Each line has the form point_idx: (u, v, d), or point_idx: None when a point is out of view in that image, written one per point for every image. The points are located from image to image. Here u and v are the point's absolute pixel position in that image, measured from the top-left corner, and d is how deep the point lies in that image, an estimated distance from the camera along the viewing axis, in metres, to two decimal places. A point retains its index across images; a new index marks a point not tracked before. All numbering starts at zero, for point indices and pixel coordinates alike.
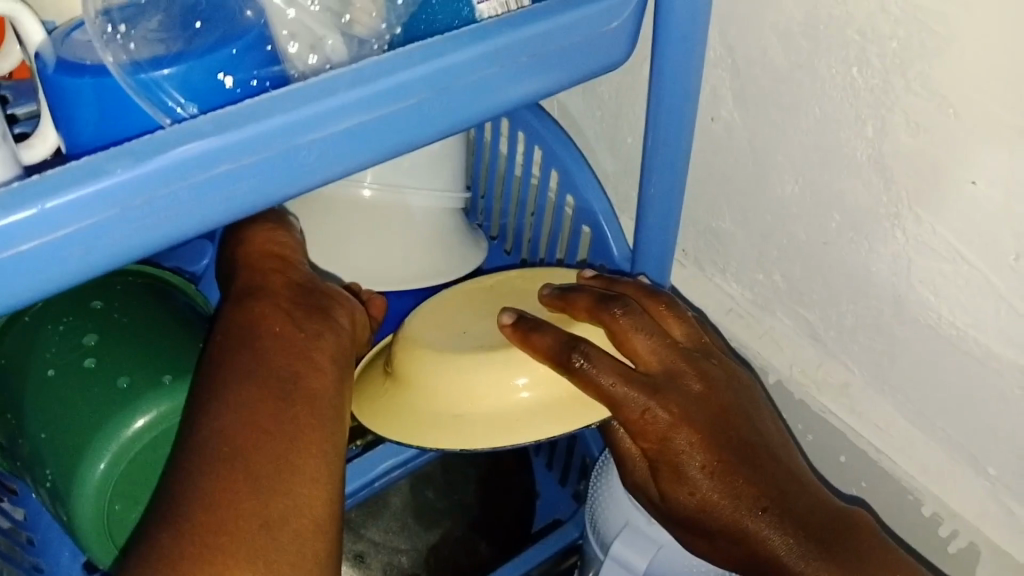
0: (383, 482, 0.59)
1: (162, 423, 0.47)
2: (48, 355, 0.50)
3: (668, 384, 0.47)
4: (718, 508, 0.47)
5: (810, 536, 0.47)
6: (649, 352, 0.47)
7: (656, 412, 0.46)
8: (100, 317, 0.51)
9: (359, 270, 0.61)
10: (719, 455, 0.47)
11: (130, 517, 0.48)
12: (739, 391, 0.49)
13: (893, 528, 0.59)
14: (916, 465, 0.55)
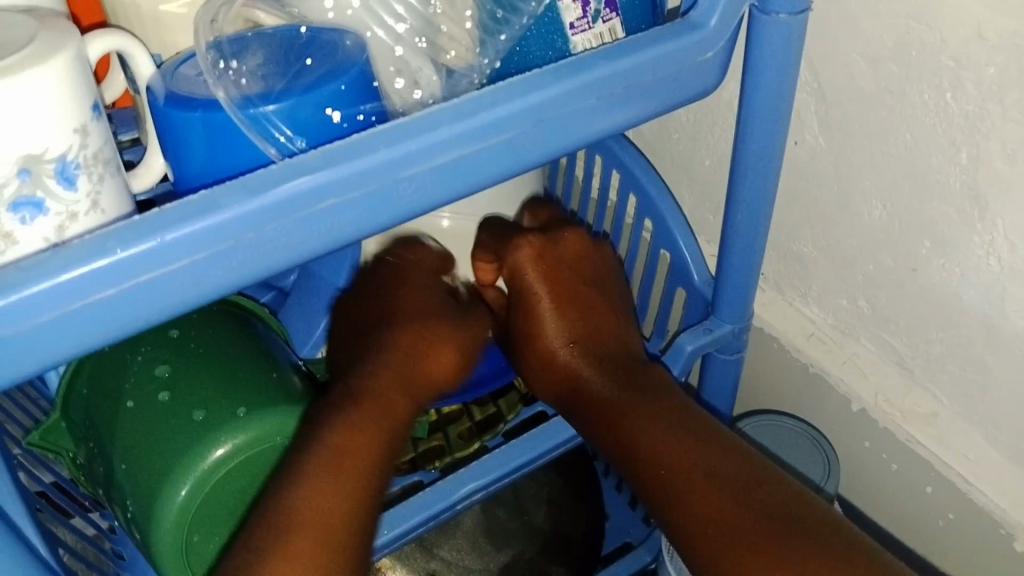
0: (462, 506, 0.55)
1: (248, 451, 0.42)
2: (126, 383, 0.44)
3: (557, 252, 0.57)
4: (540, 337, 0.55)
5: (620, 379, 0.52)
6: (567, 240, 0.58)
7: (531, 268, 0.56)
8: (178, 345, 0.45)
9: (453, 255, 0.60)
10: (556, 298, 0.55)
11: (209, 549, 0.42)
12: (595, 270, 0.58)
13: (981, 564, 0.57)
14: (1009, 498, 0.53)
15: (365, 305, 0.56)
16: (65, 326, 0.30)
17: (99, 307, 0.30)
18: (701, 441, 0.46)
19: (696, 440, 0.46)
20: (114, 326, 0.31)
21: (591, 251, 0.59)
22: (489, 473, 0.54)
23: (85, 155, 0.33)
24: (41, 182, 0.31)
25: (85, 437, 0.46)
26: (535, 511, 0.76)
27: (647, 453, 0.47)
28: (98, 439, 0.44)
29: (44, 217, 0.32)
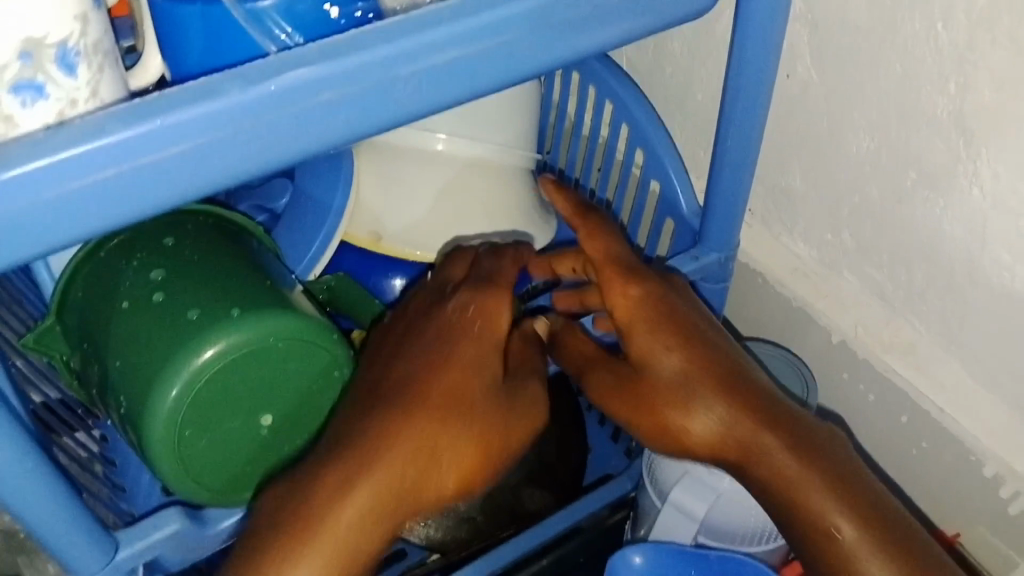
0: None
1: (239, 353, 0.41)
2: (122, 286, 0.44)
3: (664, 300, 0.49)
4: (664, 379, 0.47)
5: (796, 439, 0.47)
6: (671, 288, 0.50)
7: (640, 310, 0.48)
8: (172, 253, 0.46)
9: (405, 190, 0.60)
10: (681, 338, 0.47)
11: (201, 448, 0.42)
12: (695, 309, 0.50)
13: (953, 490, 0.58)
14: (982, 425, 0.54)
15: (400, 342, 0.46)
16: (69, 205, 0.30)
17: (101, 189, 0.31)
18: (899, 547, 0.45)
19: (896, 541, 0.46)
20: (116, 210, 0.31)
21: (680, 289, 0.50)
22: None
23: (85, 43, 0.33)
24: (41, 66, 0.32)
25: (79, 341, 0.46)
26: None
27: (832, 526, 0.46)
28: (94, 341, 0.45)
29: (45, 102, 0.32)
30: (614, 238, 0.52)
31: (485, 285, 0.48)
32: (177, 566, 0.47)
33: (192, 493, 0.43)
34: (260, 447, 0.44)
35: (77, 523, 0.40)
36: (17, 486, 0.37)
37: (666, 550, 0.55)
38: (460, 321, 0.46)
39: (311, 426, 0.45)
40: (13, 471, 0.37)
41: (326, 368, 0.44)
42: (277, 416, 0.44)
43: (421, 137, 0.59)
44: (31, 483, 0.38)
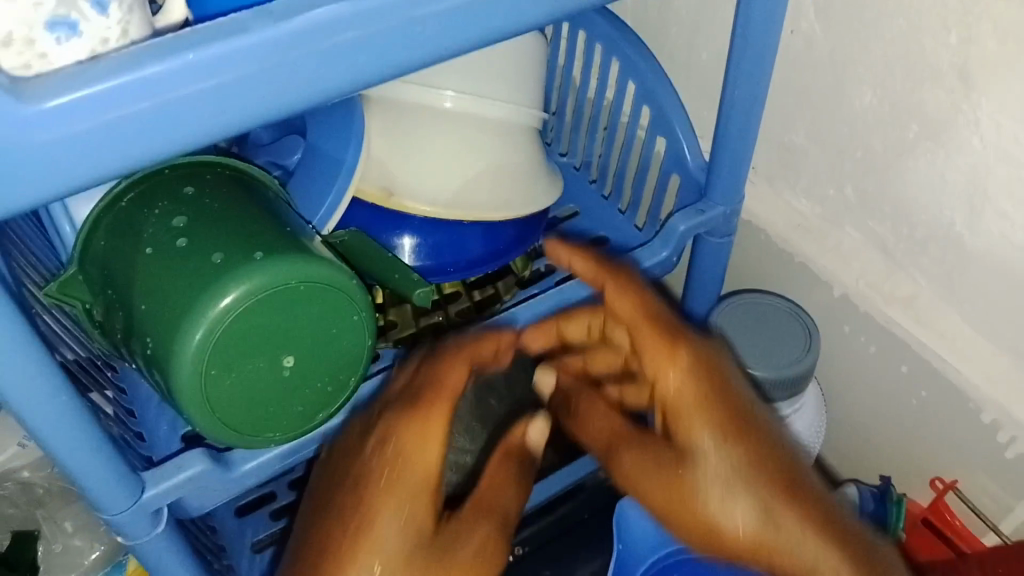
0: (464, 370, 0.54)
1: (266, 293, 0.42)
2: (146, 232, 0.45)
3: (713, 376, 0.48)
4: (701, 471, 0.46)
5: (831, 535, 0.45)
6: (716, 361, 0.49)
7: (683, 387, 0.48)
8: (193, 201, 0.47)
9: (411, 147, 0.61)
10: (724, 426, 0.46)
11: (228, 386, 0.43)
12: (741, 387, 0.49)
13: (949, 439, 0.59)
14: (980, 373, 0.56)
15: (335, 476, 0.45)
16: (106, 137, 0.31)
17: (137, 121, 0.32)
18: None
19: None
20: (149, 143, 0.32)
21: (725, 368, 0.49)
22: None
23: None
24: (73, 4, 0.32)
25: (102, 288, 0.47)
26: None
27: None
28: (118, 288, 0.45)
29: (78, 40, 0.33)
30: (649, 298, 0.51)
31: (406, 402, 0.47)
32: (198, 509, 0.48)
33: (219, 434, 0.44)
34: (283, 391, 0.45)
35: (106, 462, 0.41)
36: (51, 421, 0.38)
37: None
38: (387, 466, 0.44)
39: (332, 371, 0.46)
40: (48, 407, 0.38)
41: (346, 313, 0.45)
42: (300, 357, 0.45)
43: (426, 93, 0.60)
44: (64, 418, 0.39)
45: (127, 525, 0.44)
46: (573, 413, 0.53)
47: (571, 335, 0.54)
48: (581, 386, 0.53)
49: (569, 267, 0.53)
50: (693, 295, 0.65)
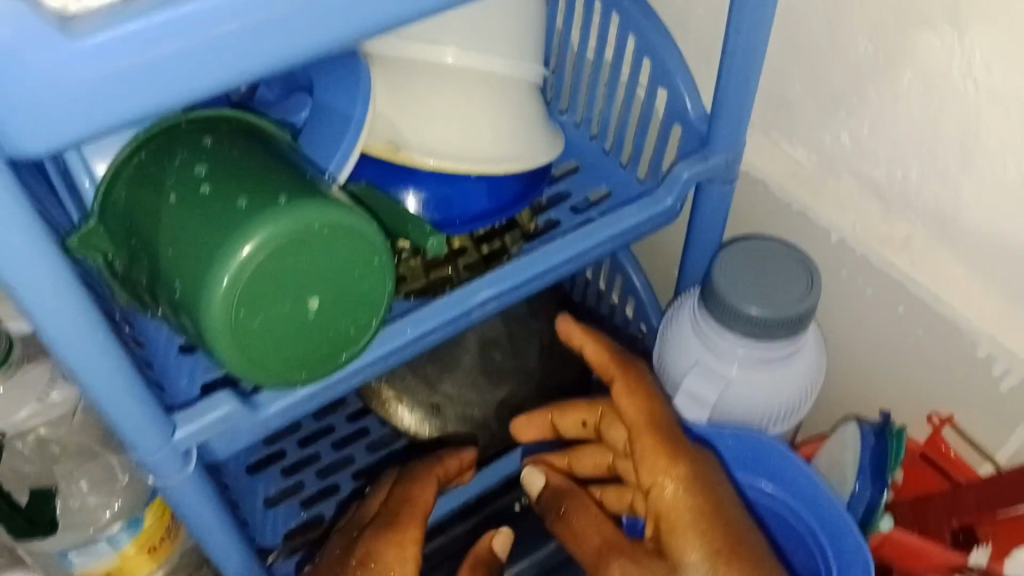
0: (479, 316, 0.56)
1: (289, 236, 0.43)
2: (168, 181, 0.46)
3: (703, 501, 0.52)
4: None
5: None
6: (711, 487, 0.53)
7: (673, 509, 0.52)
8: (212, 150, 0.47)
9: (418, 100, 0.61)
10: (712, 539, 0.51)
11: (256, 329, 0.44)
12: (730, 502, 0.53)
13: (944, 375, 0.61)
14: (973, 308, 0.58)
15: None
16: (135, 77, 0.32)
17: (166, 62, 0.32)
18: None
19: None
20: (177, 84, 0.33)
21: (717, 482, 0.54)
22: (508, 280, 0.55)
23: None
24: None
25: (125, 237, 0.47)
26: (528, 355, 0.81)
27: None
28: (143, 235, 0.46)
29: None
30: (659, 401, 0.58)
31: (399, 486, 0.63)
32: (225, 451, 0.49)
33: (248, 376, 0.46)
34: (310, 332, 0.46)
35: (139, 402, 0.43)
36: (88, 360, 0.40)
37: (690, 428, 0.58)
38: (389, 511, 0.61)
39: (354, 312, 0.47)
40: (85, 345, 0.39)
41: (367, 255, 0.46)
42: (324, 299, 0.46)
43: (430, 49, 0.61)
44: (100, 357, 0.40)
45: (159, 466, 0.46)
46: (563, 513, 0.57)
47: (564, 428, 0.63)
48: (569, 484, 0.59)
49: (584, 348, 0.62)
50: (694, 244, 0.66)
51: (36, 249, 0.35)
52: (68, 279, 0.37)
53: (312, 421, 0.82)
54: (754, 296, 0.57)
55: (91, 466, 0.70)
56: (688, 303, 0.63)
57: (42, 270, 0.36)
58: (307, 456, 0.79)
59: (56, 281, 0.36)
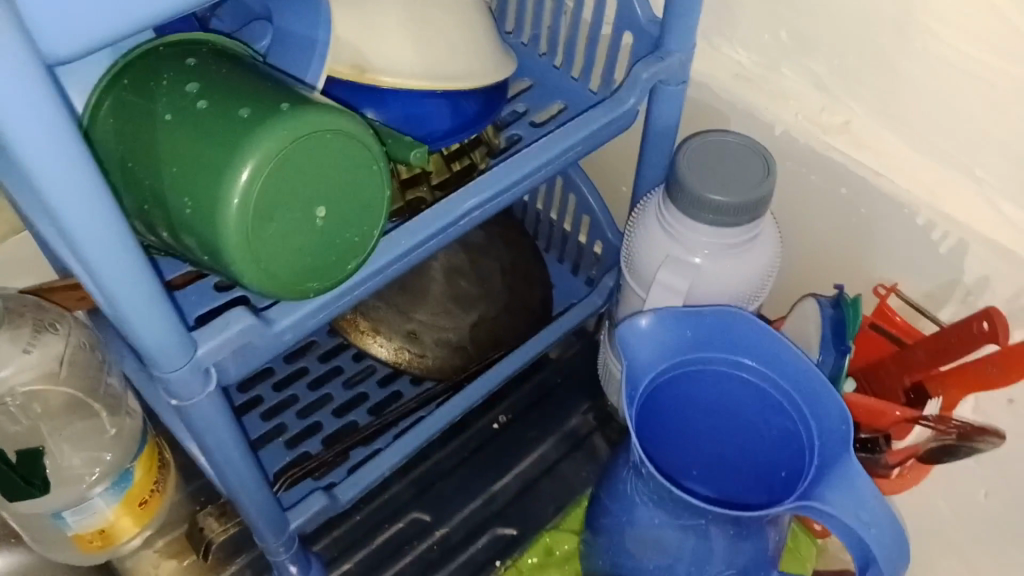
0: (466, 225, 0.58)
1: (296, 143, 0.44)
2: (160, 103, 0.46)
3: None
4: None
5: None
6: None
7: None
8: (199, 71, 0.48)
9: (378, 25, 0.62)
10: None
11: (270, 239, 0.45)
12: None
13: (890, 246, 0.67)
14: (912, 180, 0.63)
15: None
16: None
17: None
18: None
19: None
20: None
21: None
22: (489, 189, 0.57)
23: None
24: None
25: (119, 163, 0.47)
26: (492, 281, 0.84)
27: None
28: (141, 159, 0.46)
29: None
30: None
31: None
32: (241, 370, 0.50)
33: (263, 287, 0.47)
34: (319, 242, 0.47)
35: (170, 321, 0.44)
36: (118, 275, 0.40)
37: (674, 315, 0.58)
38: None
39: (358, 219, 0.49)
40: (119, 262, 0.40)
41: (367, 163, 0.48)
42: (330, 206, 0.47)
43: None
44: (134, 277, 0.41)
45: (184, 388, 0.47)
46: None
47: None
48: None
49: None
50: (651, 147, 0.70)
51: (81, 171, 0.36)
52: (109, 201, 0.38)
53: (285, 365, 0.83)
54: (719, 186, 0.61)
55: (70, 433, 0.69)
56: (654, 203, 0.67)
57: (85, 190, 0.37)
58: (285, 398, 0.81)
59: (95, 203, 0.37)
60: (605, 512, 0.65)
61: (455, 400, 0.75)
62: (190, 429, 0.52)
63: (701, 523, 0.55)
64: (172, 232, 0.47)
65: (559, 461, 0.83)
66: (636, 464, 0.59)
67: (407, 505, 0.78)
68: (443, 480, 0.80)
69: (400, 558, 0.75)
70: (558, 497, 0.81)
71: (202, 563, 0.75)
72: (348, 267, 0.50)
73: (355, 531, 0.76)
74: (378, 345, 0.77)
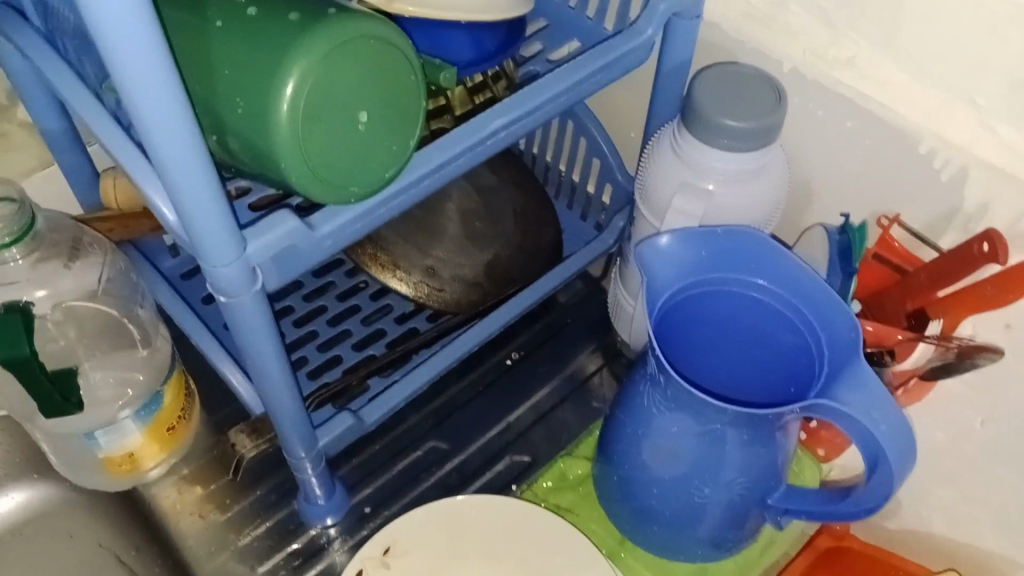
0: (493, 146, 0.60)
1: (342, 47, 0.46)
2: (212, 10, 0.48)
3: None
4: None
5: None
6: None
7: None
8: None
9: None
10: None
11: (317, 139, 0.47)
12: None
13: (895, 177, 0.70)
14: (916, 110, 0.66)
15: None
16: None
17: None
18: None
19: None
20: None
21: None
22: (516, 110, 0.59)
23: None
24: None
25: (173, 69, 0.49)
26: (504, 222, 0.86)
27: None
28: (193, 66, 0.49)
29: None
30: None
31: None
32: (284, 274, 0.52)
33: (308, 189, 0.49)
34: (361, 148, 0.50)
35: (222, 212, 0.46)
36: (178, 158, 0.43)
37: (691, 233, 0.61)
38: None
39: (396, 128, 0.51)
40: (180, 146, 0.42)
41: (405, 73, 0.50)
42: (372, 113, 0.49)
43: None
44: (193, 162, 0.43)
45: (232, 285, 0.49)
46: None
47: None
48: None
49: None
50: (663, 83, 0.73)
51: (161, 59, 0.39)
52: (176, 84, 0.40)
53: (303, 304, 0.85)
54: (730, 111, 0.64)
55: (113, 360, 0.70)
56: (670, 132, 0.69)
57: (159, 75, 0.39)
58: (305, 334, 0.83)
59: (167, 89, 0.40)
60: (620, 430, 0.67)
61: (473, 330, 0.77)
62: (235, 331, 0.54)
63: (717, 428, 0.59)
64: (220, 136, 0.50)
65: (570, 396, 0.86)
66: (654, 374, 0.62)
67: (424, 435, 0.82)
68: (459, 412, 0.84)
69: (419, 483, 0.79)
70: (569, 430, 0.84)
71: (227, 487, 0.77)
72: (386, 175, 0.52)
73: (379, 458, 0.80)
74: (398, 280, 0.79)
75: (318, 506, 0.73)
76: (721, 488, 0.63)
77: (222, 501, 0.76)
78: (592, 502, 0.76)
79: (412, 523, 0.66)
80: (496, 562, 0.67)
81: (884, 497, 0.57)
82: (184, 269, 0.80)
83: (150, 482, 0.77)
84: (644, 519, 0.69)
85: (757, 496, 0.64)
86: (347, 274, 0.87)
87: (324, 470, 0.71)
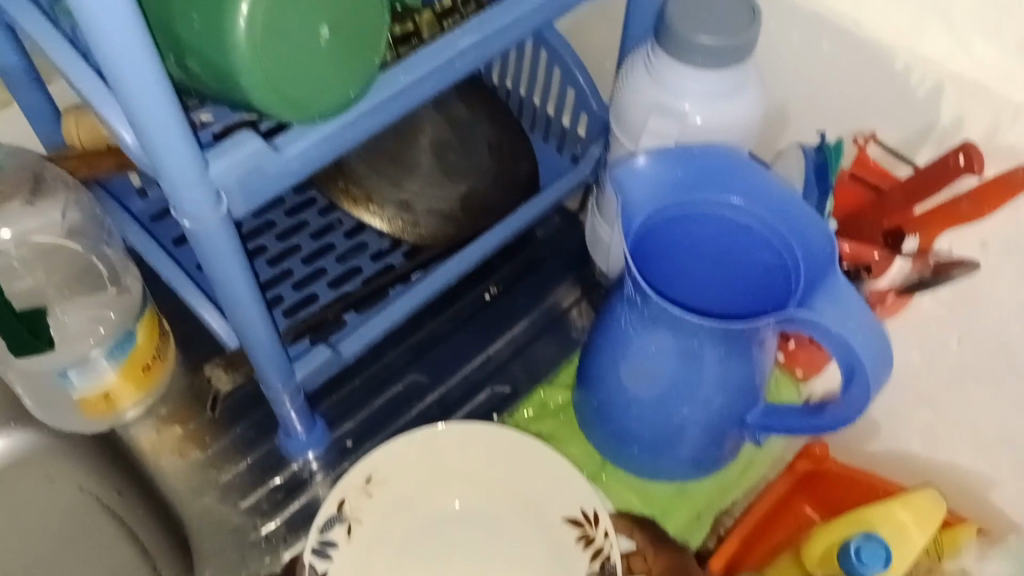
0: (463, 67, 0.59)
1: None
2: None
3: None
4: None
5: None
6: None
7: None
8: None
9: None
10: None
11: (278, 55, 0.46)
12: None
13: (869, 96, 0.69)
14: (889, 27, 0.65)
15: None
16: None
17: None
18: None
19: None
20: None
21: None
22: (484, 29, 0.58)
23: None
24: None
25: None
26: (479, 154, 0.84)
27: None
28: None
29: None
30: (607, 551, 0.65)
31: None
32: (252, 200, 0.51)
33: (271, 107, 0.48)
34: (323, 64, 0.48)
35: (184, 133, 0.45)
36: (136, 77, 0.41)
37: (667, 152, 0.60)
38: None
39: (359, 43, 0.49)
40: (138, 63, 0.41)
41: None
42: (334, 27, 0.48)
43: None
44: (152, 81, 0.42)
45: (197, 207, 0.48)
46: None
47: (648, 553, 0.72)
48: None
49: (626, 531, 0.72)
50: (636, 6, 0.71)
51: None
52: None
53: (276, 243, 0.84)
54: (705, 28, 0.62)
55: (79, 301, 0.70)
56: (642, 55, 0.68)
57: None
58: (279, 273, 0.81)
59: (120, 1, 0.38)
60: (599, 353, 0.67)
61: (450, 262, 0.76)
62: (202, 259, 0.53)
63: (695, 345, 0.59)
64: (178, 54, 0.48)
65: (546, 328, 0.86)
66: (630, 295, 0.62)
67: (403, 369, 0.82)
68: (440, 346, 0.83)
69: (401, 416, 0.79)
70: (548, 359, 0.84)
71: (206, 424, 0.77)
72: (350, 94, 0.51)
73: (360, 392, 0.80)
74: (372, 215, 0.79)
75: (300, 440, 0.73)
76: (698, 406, 0.63)
77: (201, 438, 0.76)
78: (573, 428, 0.77)
79: (396, 452, 0.66)
80: (478, 484, 0.68)
81: (860, 407, 0.57)
82: (153, 210, 0.78)
83: (128, 422, 0.77)
84: (623, 440, 0.70)
85: (735, 413, 0.65)
86: (320, 213, 0.86)
87: (303, 403, 0.71)
